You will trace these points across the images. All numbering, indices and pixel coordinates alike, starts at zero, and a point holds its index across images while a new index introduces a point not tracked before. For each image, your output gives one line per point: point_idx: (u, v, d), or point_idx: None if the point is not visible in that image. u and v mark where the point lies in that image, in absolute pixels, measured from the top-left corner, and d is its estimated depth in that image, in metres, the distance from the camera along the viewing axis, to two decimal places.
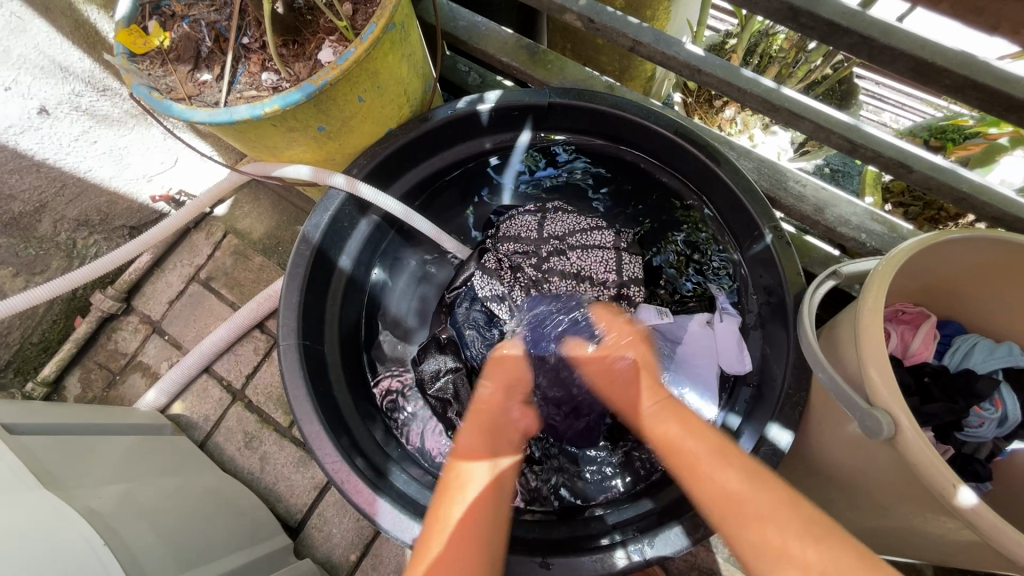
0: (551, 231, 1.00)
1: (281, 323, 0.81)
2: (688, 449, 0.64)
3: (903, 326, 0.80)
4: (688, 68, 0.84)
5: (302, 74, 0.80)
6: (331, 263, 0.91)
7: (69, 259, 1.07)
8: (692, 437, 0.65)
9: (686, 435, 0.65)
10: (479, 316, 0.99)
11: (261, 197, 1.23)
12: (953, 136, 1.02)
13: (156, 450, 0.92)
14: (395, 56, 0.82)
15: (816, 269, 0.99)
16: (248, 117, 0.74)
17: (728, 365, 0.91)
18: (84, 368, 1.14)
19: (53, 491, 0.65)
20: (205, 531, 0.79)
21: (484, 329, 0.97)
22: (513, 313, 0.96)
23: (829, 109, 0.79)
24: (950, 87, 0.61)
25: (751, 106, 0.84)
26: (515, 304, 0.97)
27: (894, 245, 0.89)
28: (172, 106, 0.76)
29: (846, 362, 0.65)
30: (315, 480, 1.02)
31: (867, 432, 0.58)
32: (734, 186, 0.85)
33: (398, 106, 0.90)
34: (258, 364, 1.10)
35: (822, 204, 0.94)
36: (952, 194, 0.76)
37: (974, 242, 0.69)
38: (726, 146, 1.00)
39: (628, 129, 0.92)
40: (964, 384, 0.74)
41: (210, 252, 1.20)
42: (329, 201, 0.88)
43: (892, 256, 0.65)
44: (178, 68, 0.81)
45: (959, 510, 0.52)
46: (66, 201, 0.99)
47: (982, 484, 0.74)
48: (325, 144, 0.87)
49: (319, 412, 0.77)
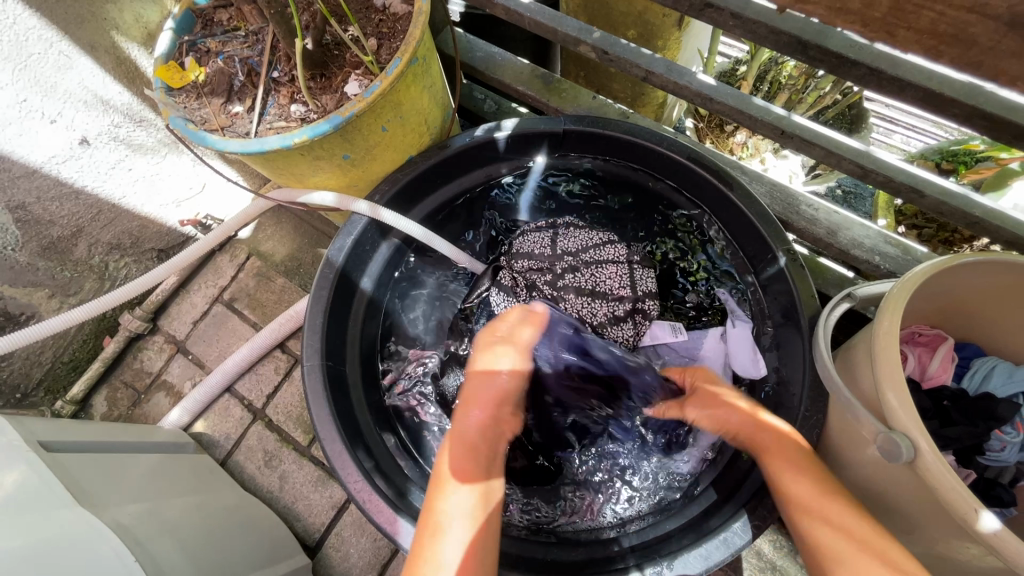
0: (564, 249, 1.02)
1: (305, 344, 0.83)
2: (796, 495, 0.66)
3: (920, 349, 0.81)
4: (700, 97, 0.86)
5: (329, 106, 0.83)
6: (353, 285, 0.94)
7: (100, 281, 1.11)
8: (795, 478, 0.68)
9: (800, 483, 0.67)
10: None
11: (284, 220, 1.27)
12: (964, 159, 1.03)
13: (179, 468, 0.94)
14: (416, 88, 0.86)
15: (831, 290, 0.99)
16: (278, 147, 0.77)
17: (743, 370, 0.92)
18: (111, 387, 1.17)
19: (86, 507, 0.67)
20: (228, 550, 0.81)
21: None
22: None
23: (840, 135, 0.81)
24: (959, 116, 0.62)
25: (762, 133, 0.85)
26: None
27: (908, 267, 0.90)
28: (206, 137, 0.80)
29: (864, 386, 0.66)
30: (333, 499, 1.03)
31: (885, 455, 0.58)
32: (747, 211, 0.87)
33: (419, 134, 0.94)
34: (278, 383, 1.12)
35: (834, 226, 0.95)
36: (965, 219, 0.77)
37: (985, 266, 0.70)
38: (739, 171, 1.01)
39: (642, 153, 0.95)
40: (983, 407, 0.73)
41: (234, 273, 1.23)
42: (352, 226, 0.90)
43: (907, 280, 0.66)
44: (212, 101, 0.86)
45: (981, 535, 0.52)
46: (101, 225, 1.04)
47: (1005, 509, 0.74)
48: (349, 171, 0.91)
49: (341, 431, 0.79)
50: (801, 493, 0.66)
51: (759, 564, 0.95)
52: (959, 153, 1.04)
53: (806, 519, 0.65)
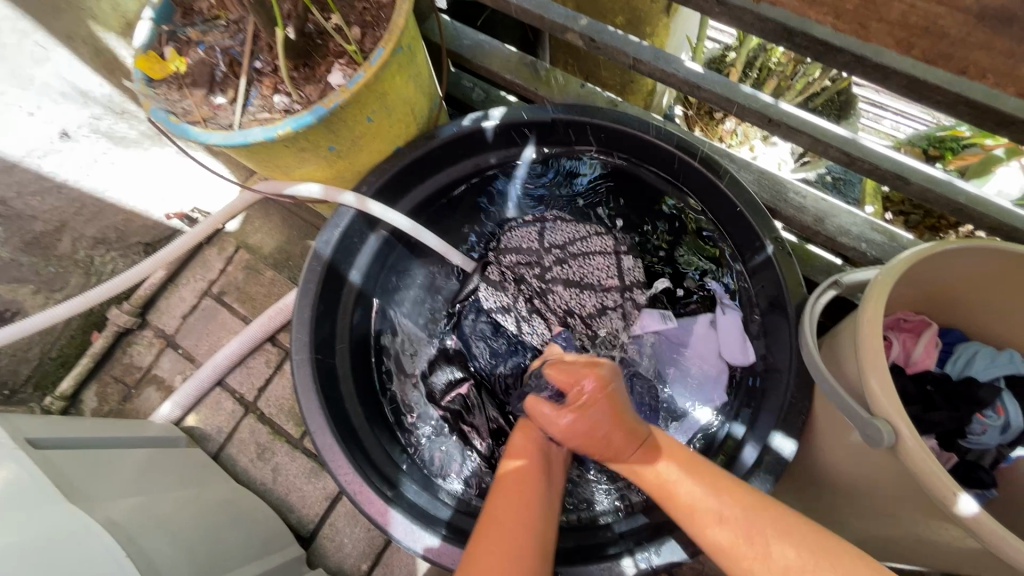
0: (551, 242, 1.03)
1: (293, 338, 0.82)
2: (669, 464, 0.69)
3: (905, 334, 0.82)
4: (687, 85, 0.86)
5: (312, 97, 0.82)
6: (341, 278, 0.93)
7: (87, 276, 1.10)
8: (677, 453, 0.70)
9: (677, 455, 0.70)
10: (486, 327, 1.02)
11: (272, 212, 1.25)
12: (951, 146, 1.03)
13: (171, 463, 0.94)
14: (402, 78, 0.85)
15: (819, 277, 1.00)
16: (261, 139, 0.77)
17: (732, 357, 0.93)
18: (100, 382, 1.17)
19: (76, 503, 0.67)
20: (221, 542, 0.81)
21: (491, 339, 1.01)
22: (519, 323, 1.00)
23: (827, 123, 0.81)
24: (942, 104, 0.62)
25: (749, 121, 0.85)
26: (521, 315, 1.00)
27: (895, 254, 0.90)
28: (189, 129, 0.79)
29: (849, 373, 0.66)
30: (326, 491, 1.03)
31: (868, 440, 0.59)
32: (734, 198, 0.87)
33: (406, 125, 0.93)
34: (269, 376, 1.12)
35: (821, 214, 0.95)
36: (950, 205, 0.78)
37: (969, 252, 0.71)
38: (726, 159, 1.01)
39: (629, 143, 0.95)
40: (965, 392, 0.75)
41: (222, 267, 1.23)
42: (339, 218, 0.90)
43: (889, 267, 0.66)
44: (193, 92, 0.84)
45: (958, 517, 0.53)
46: (85, 220, 1.02)
47: (985, 490, 0.75)
48: (335, 162, 0.90)
49: (331, 424, 0.79)
50: (677, 467, 0.68)
51: None
52: (945, 139, 1.04)
53: (684, 485, 0.65)
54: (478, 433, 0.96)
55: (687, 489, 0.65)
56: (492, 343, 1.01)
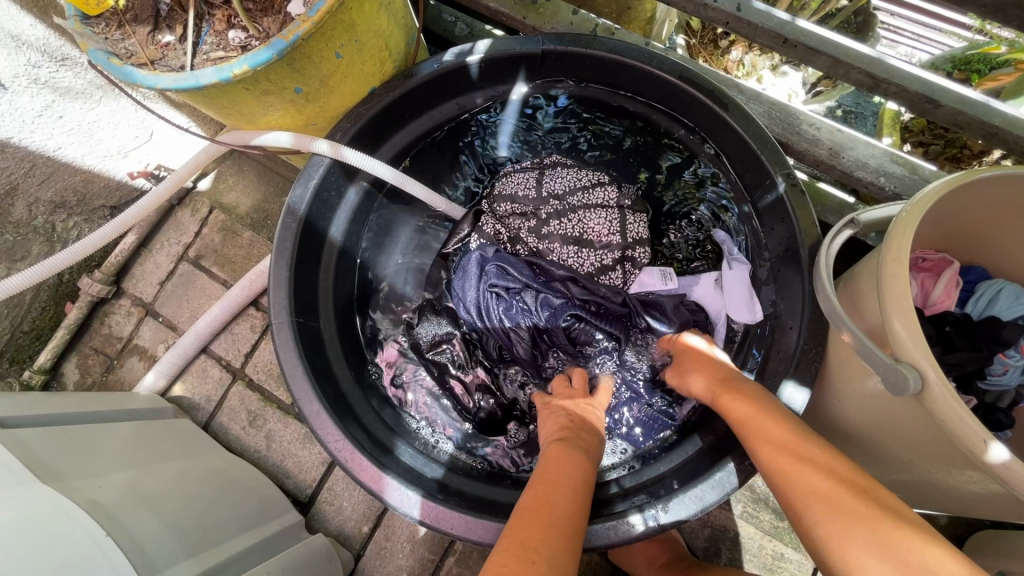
0: (549, 190, 0.94)
1: (271, 301, 0.77)
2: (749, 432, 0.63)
3: (923, 274, 0.76)
4: (693, 4, 0.75)
5: (271, 30, 0.73)
6: (320, 236, 0.87)
7: (50, 244, 1.03)
8: (776, 429, 0.61)
9: (772, 426, 0.61)
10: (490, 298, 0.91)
11: (245, 168, 1.17)
12: (978, 67, 0.99)
13: (158, 434, 0.90)
14: (371, 6, 0.75)
15: (831, 218, 0.94)
16: (215, 81, 0.67)
17: (737, 314, 0.88)
18: (80, 354, 1.12)
19: (52, 484, 0.63)
20: (210, 514, 0.78)
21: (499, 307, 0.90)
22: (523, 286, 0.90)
23: (850, 41, 0.72)
24: (989, 6, 0.55)
25: (762, 44, 0.76)
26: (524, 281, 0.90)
27: (915, 187, 0.84)
28: (133, 73, 0.69)
29: (870, 318, 0.62)
30: (322, 456, 1.01)
31: (889, 387, 0.55)
32: (744, 133, 0.80)
33: (380, 61, 0.83)
34: (255, 342, 1.08)
35: (837, 146, 0.88)
36: (982, 129, 0.71)
37: (1005, 180, 0.64)
38: (734, 90, 0.93)
39: (628, 75, 0.86)
40: (988, 331, 0.71)
41: (197, 229, 1.15)
42: (311, 169, 0.82)
43: (918, 201, 0.60)
44: (136, 30, 0.74)
45: (988, 466, 0.50)
46: (38, 181, 0.94)
47: (1002, 432, 0.73)
48: (305, 107, 0.81)
49: (318, 391, 0.75)
50: (782, 442, 0.59)
51: (752, 496, 0.95)
52: (974, 60, 0.99)
53: (790, 462, 0.57)
54: (463, 386, 0.92)
55: (786, 465, 0.58)
56: (490, 306, 0.91)
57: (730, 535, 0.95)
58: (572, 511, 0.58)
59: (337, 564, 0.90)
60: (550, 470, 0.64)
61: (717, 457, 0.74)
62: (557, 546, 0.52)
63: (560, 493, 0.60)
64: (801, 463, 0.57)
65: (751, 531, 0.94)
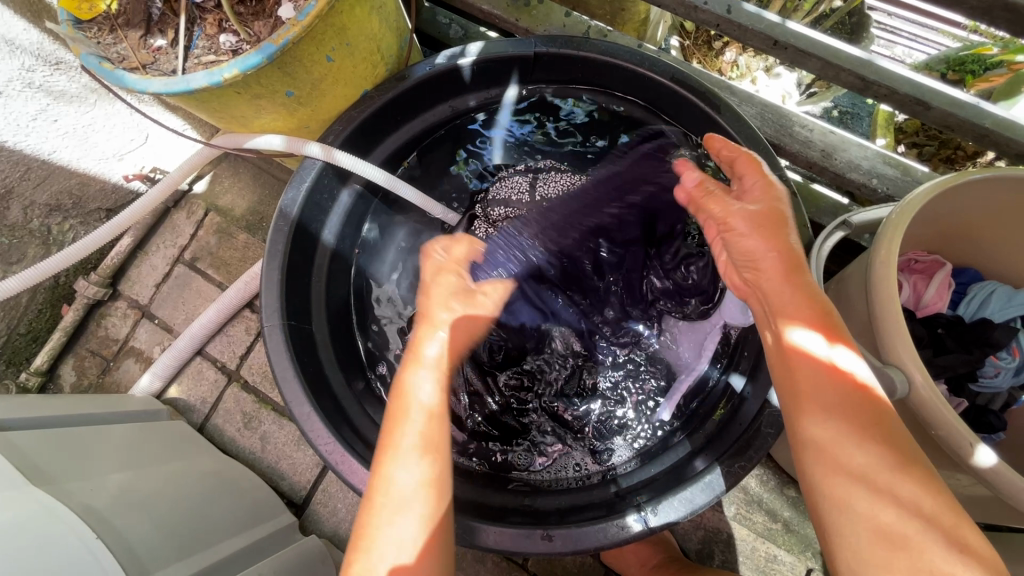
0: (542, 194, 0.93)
1: (263, 304, 0.77)
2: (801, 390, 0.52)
3: (916, 276, 0.76)
4: (684, 6, 0.75)
5: (262, 34, 0.73)
6: (313, 238, 0.88)
7: (46, 246, 1.03)
8: (831, 431, 0.48)
9: (826, 401, 0.50)
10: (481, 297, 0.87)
11: (241, 171, 1.17)
12: (972, 68, 0.99)
13: (152, 436, 0.90)
14: (362, 9, 0.75)
15: (825, 220, 0.94)
16: (206, 85, 0.68)
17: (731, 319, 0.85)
18: (77, 356, 1.12)
19: (42, 487, 0.63)
20: (203, 516, 0.79)
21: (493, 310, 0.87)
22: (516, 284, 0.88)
23: (840, 44, 0.72)
24: (976, 9, 0.55)
25: (753, 46, 0.76)
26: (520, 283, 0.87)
27: (908, 189, 0.84)
28: (125, 77, 0.69)
29: (859, 320, 0.62)
30: (316, 458, 1.01)
31: None
32: (736, 135, 0.80)
33: (372, 64, 0.84)
34: (250, 344, 1.08)
35: (830, 148, 0.88)
36: (974, 132, 0.71)
37: (996, 181, 0.64)
38: (727, 92, 0.93)
39: (621, 77, 0.86)
40: (980, 333, 0.70)
41: (193, 231, 1.16)
42: (304, 172, 0.83)
43: (908, 203, 0.60)
44: (128, 35, 0.74)
45: (976, 470, 0.50)
46: (34, 184, 0.94)
47: (994, 435, 0.72)
48: (297, 110, 0.81)
49: (310, 393, 0.75)
50: (831, 444, 0.48)
51: (745, 498, 0.95)
52: (967, 61, 0.99)
53: (847, 483, 0.46)
54: (452, 391, 0.91)
55: (837, 485, 0.47)
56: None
57: (723, 537, 0.95)
58: (436, 456, 0.58)
59: (330, 566, 0.90)
60: (398, 404, 0.61)
61: (710, 459, 0.74)
62: (412, 509, 0.54)
63: (412, 420, 0.59)
64: (864, 493, 0.45)
65: (745, 533, 0.94)
